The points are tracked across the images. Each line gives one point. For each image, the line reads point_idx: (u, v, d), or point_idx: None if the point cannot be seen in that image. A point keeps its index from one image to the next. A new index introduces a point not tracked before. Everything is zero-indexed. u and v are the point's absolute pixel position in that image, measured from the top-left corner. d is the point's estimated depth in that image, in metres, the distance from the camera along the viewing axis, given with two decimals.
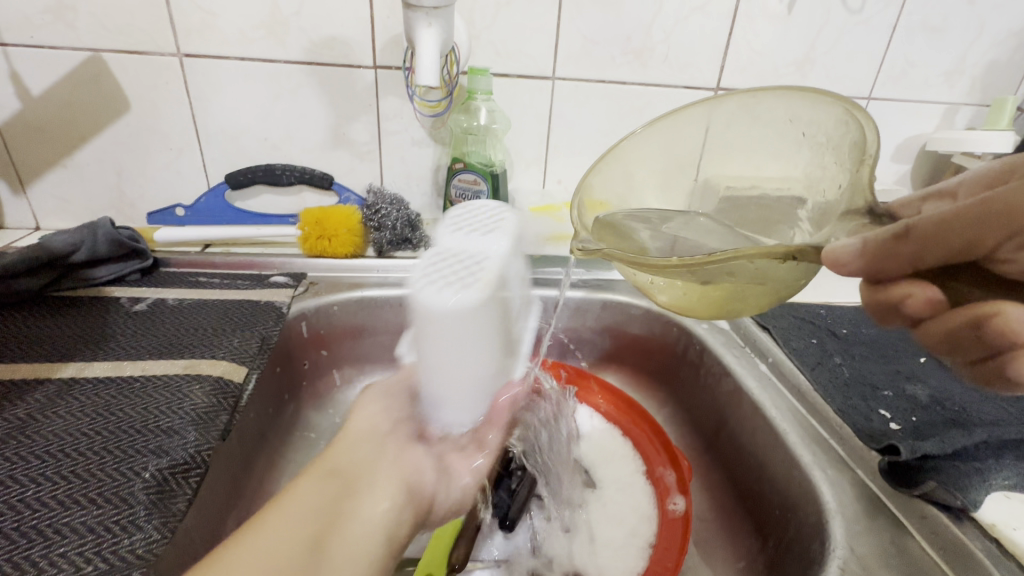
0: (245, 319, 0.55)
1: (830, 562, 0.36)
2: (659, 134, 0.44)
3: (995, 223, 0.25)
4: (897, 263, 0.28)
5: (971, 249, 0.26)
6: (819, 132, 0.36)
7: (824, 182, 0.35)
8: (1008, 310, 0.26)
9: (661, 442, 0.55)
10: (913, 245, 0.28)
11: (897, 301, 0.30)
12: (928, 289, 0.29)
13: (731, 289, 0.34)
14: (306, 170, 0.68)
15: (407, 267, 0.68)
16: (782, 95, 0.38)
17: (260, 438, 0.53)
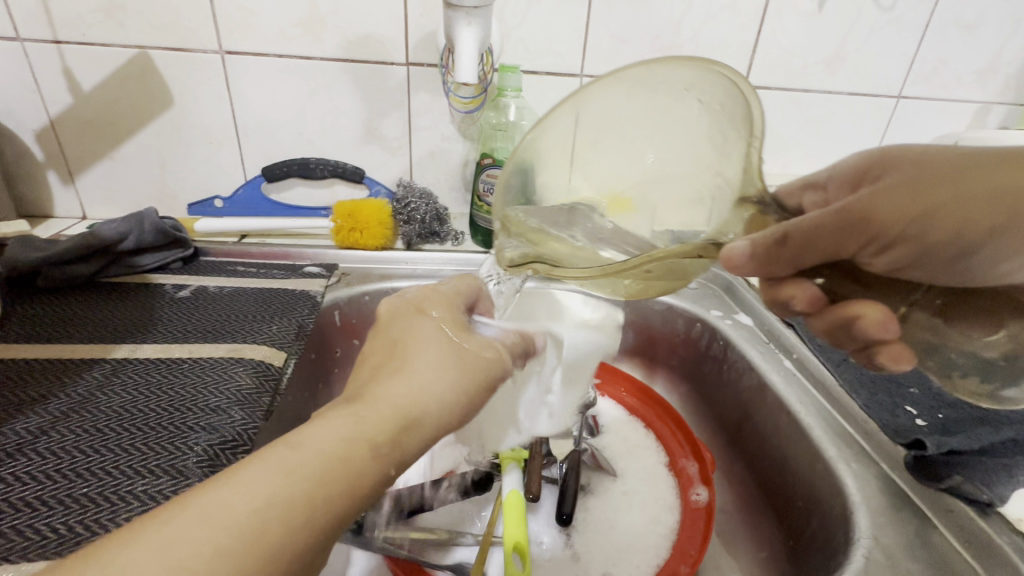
0: (282, 307, 0.58)
1: (855, 552, 0.37)
2: (556, 119, 0.37)
3: (852, 232, 0.31)
4: (779, 265, 0.32)
5: (839, 253, 0.31)
6: (710, 99, 0.33)
7: (724, 165, 0.34)
8: (872, 314, 0.33)
9: (683, 434, 0.56)
10: (793, 247, 0.31)
11: (786, 298, 0.35)
12: (804, 287, 0.34)
13: (644, 284, 0.38)
14: (340, 165, 0.70)
15: (435, 260, 0.70)
16: (668, 63, 0.33)
17: (296, 422, 0.56)
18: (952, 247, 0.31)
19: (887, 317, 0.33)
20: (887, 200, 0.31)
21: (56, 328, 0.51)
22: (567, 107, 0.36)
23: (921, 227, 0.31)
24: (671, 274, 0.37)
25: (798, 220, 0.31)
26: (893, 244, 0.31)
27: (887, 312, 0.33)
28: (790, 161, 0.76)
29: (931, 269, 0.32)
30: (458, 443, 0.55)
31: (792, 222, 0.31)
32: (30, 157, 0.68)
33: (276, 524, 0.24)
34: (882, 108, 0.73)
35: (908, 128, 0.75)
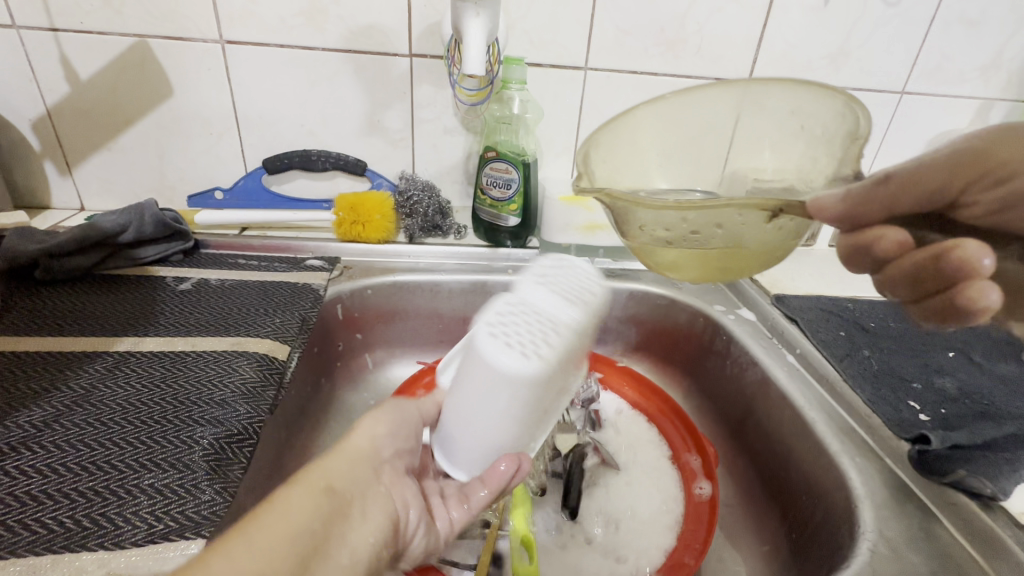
0: (284, 300, 0.57)
1: (860, 545, 0.37)
2: (646, 117, 0.41)
3: (971, 166, 0.25)
4: (874, 208, 0.26)
5: (947, 189, 0.26)
6: (817, 125, 0.36)
7: (813, 171, 0.36)
8: (968, 245, 0.25)
9: (685, 428, 0.57)
10: (896, 186, 0.26)
11: (867, 243, 0.27)
12: (898, 232, 0.27)
13: (711, 249, 0.31)
14: (342, 157, 0.69)
15: (438, 254, 0.69)
16: (787, 86, 0.37)
17: (300, 415, 0.55)
18: None
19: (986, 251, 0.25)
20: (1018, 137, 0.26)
21: (57, 321, 0.50)
22: (655, 107, 0.41)
23: None
24: (738, 240, 0.31)
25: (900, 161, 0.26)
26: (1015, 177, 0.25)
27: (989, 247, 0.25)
28: None
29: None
30: None
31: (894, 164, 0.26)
32: (26, 147, 0.67)
33: (238, 548, 0.24)
34: (885, 103, 0.73)
35: (911, 124, 0.75)
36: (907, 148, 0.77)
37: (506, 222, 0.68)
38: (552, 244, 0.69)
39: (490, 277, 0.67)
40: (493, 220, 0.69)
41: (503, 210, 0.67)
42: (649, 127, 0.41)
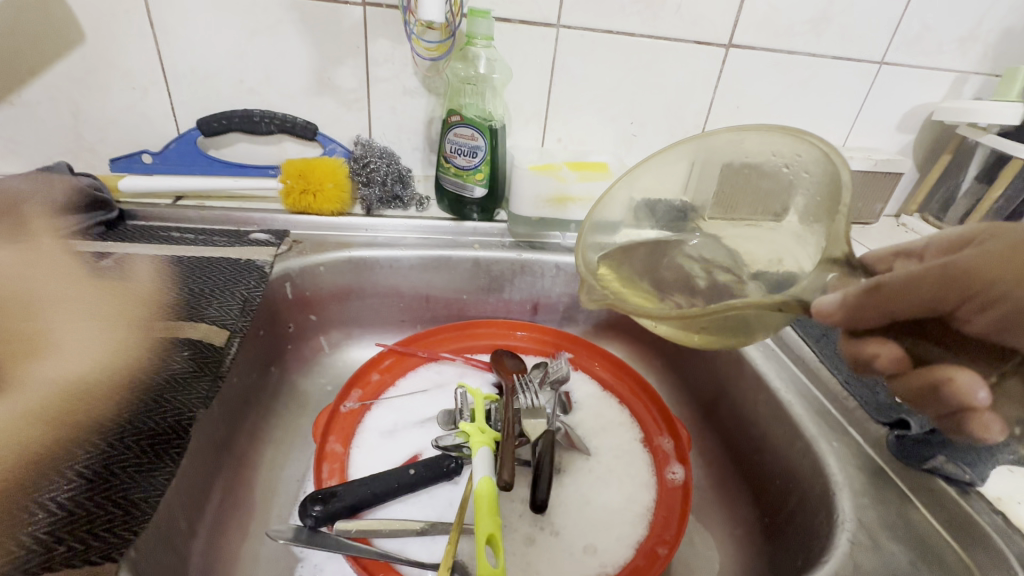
0: (224, 278, 0.52)
1: (838, 534, 0.35)
2: (640, 178, 0.46)
3: (962, 284, 0.25)
4: (873, 314, 0.28)
5: (941, 305, 0.26)
6: (801, 168, 0.38)
7: (808, 225, 0.37)
8: (965, 378, 0.28)
9: (657, 409, 0.55)
10: (887, 295, 0.27)
11: (866, 359, 0.30)
12: (892, 349, 0.29)
13: (727, 330, 0.34)
14: (287, 118, 0.62)
15: (398, 227, 0.65)
16: (764, 133, 0.39)
17: (246, 404, 0.50)
18: None
19: (977, 383, 0.28)
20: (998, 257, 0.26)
21: None
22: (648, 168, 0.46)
23: None
24: (750, 323, 0.33)
25: (891, 271, 0.27)
26: (1004, 301, 0.25)
27: (983, 376, 0.28)
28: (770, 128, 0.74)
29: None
30: (424, 424, 0.52)
31: (886, 274, 0.27)
32: None
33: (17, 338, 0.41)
34: (863, 74, 0.71)
35: (888, 97, 0.74)
36: (881, 122, 0.76)
37: (473, 193, 0.64)
38: (521, 218, 0.66)
39: (456, 252, 0.63)
40: (459, 191, 0.65)
41: (469, 180, 0.63)
42: (646, 185, 0.47)
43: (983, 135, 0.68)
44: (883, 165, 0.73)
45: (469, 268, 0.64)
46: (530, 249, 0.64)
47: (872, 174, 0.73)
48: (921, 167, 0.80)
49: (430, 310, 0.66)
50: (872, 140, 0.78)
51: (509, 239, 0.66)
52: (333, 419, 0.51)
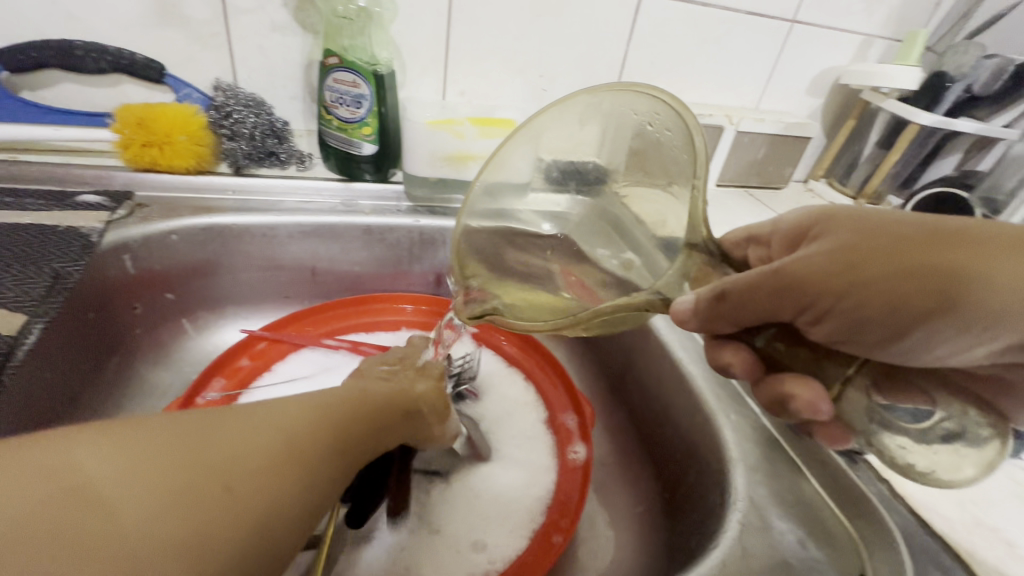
0: (29, 250, 0.41)
1: (729, 515, 0.33)
2: (513, 154, 0.41)
3: (793, 297, 0.27)
4: (723, 323, 0.28)
5: (776, 315, 0.27)
6: (659, 126, 0.33)
7: (676, 186, 0.32)
8: (802, 393, 0.28)
9: (564, 384, 0.51)
10: (733, 304, 0.27)
11: (723, 366, 0.31)
12: (743, 355, 0.30)
13: (609, 326, 0.32)
14: (122, 53, 0.51)
15: (275, 187, 0.56)
16: (618, 92, 0.35)
17: (67, 403, 0.42)
18: (884, 324, 0.26)
19: (819, 400, 0.27)
20: (822, 267, 0.27)
21: None
22: (517, 142, 0.41)
23: (858, 303, 0.26)
24: (627, 319, 0.31)
25: (732, 278, 0.27)
26: (835, 312, 0.26)
27: (821, 392, 0.27)
28: (684, 87, 0.71)
29: (881, 348, 0.27)
30: None
31: (728, 279, 0.27)
32: None
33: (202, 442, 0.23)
34: (776, 33, 0.69)
35: (798, 59, 0.72)
36: (793, 85, 0.75)
37: (360, 150, 0.56)
38: (417, 179, 0.58)
39: (342, 219, 0.55)
40: (344, 147, 0.56)
41: (354, 134, 0.55)
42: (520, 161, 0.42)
43: (884, 100, 0.68)
44: (793, 129, 0.72)
45: (359, 236, 0.57)
46: (428, 215, 0.58)
47: (782, 138, 0.72)
48: (828, 132, 0.81)
49: (317, 285, 0.59)
50: (784, 104, 0.77)
51: (406, 204, 0.59)
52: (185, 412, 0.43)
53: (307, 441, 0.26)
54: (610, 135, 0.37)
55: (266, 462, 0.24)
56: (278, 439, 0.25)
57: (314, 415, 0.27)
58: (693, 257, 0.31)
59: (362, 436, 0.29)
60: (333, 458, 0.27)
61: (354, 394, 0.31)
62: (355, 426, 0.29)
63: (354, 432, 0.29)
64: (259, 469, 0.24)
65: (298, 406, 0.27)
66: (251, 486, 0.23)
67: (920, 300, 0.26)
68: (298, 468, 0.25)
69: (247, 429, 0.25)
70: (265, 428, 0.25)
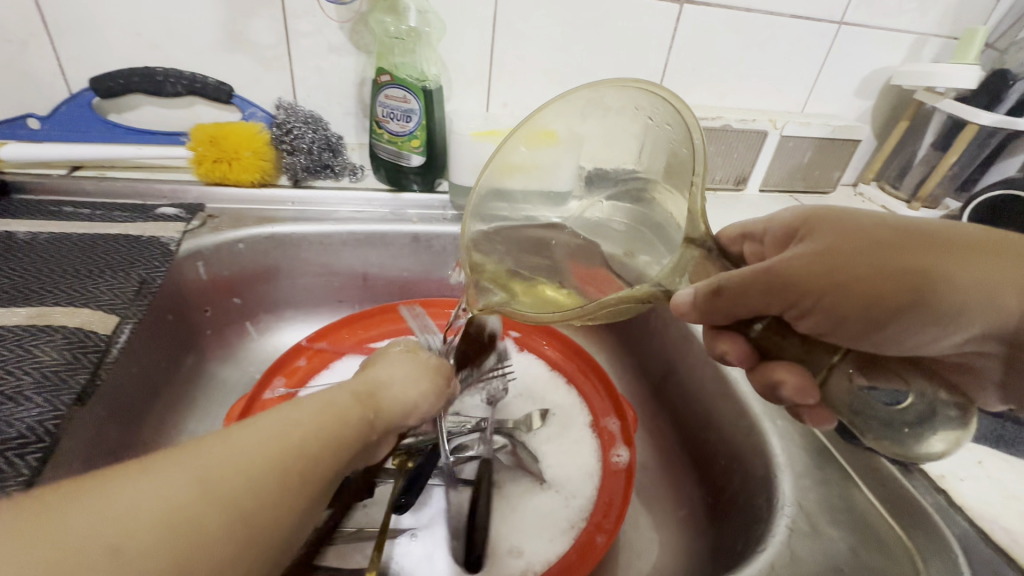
0: (118, 258, 0.46)
1: (777, 520, 0.33)
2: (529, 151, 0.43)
3: (785, 293, 0.26)
4: (719, 317, 0.28)
5: (769, 310, 0.27)
6: (656, 117, 0.33)
7: (677, 174, 0.32)
8: (789, 380, 0.28)
9: (605, 388, 0.52)
10: (727, 300, 0.27)
11: (718, 353, 0.31)
12: (736, 344, 0.30)
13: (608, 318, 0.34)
14: (196, 78, 0.56)
15: (330, 199, 0.60)
16: (620, 86, 0.34)
17: (148, 397, 0.46)
18: (871, 319, 0.26)
19: (807, 384, 0.28)
20: (810, 264, 0.27)
21: None
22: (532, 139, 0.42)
23: (845, 297, 0.26)
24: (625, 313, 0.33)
25: (727, 274, 0.27)
26: (824, 309, 0.26)
27: (809, 378, 0.27)
28: (726, 92, 0.71)
29: (866, 339, 0.27)
30: None
31: (723, 275, 0.27)
32: None
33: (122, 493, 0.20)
34: (822, 36, 0.68)
35: (845, 61, 0.71)
36: (841, 87, 0.73)
37: (409, 162, 0.59)
38: (462, 189, 0.61)
39: (392, 227, 0.58)
40: (394, 159, 0.59)
41: (404, 147, 0.58)
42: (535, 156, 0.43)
43: (940, 100, 0.66)
44: (841, 132, 0.70)
45: (407, 244, 0.59)
46: None
47: (830, 141, 0.70)
48: (878, 134, 0.78)
49: (367, 291, 0.61)
50: (831, 107, 0.75)
51: (451, 212, 0.61)
52: (250, 408, 0.47)
53: (238, 481, 0.22)
54: (613, 128, 0.38)
55: (179, 518, 0.20)
56: (219, 479, 0.22)
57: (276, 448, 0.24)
58: (690, 249, 0.31)
59: (320, 452, 0.25)
60: (275, 492, 0.23)
61: (305, 403, 0.26)
62: (308, 441, 0.25)
63: (303, 455, 0.24)
64: (169, 529, 0.20)
65: (254, 436, 0.24)
66: (159, 552, 0.19)
67: (901, 293, 0.26)
68: (224, 515, 0.21)
69: (187, 470, 0.21)
70: (180, 474, 0.21)
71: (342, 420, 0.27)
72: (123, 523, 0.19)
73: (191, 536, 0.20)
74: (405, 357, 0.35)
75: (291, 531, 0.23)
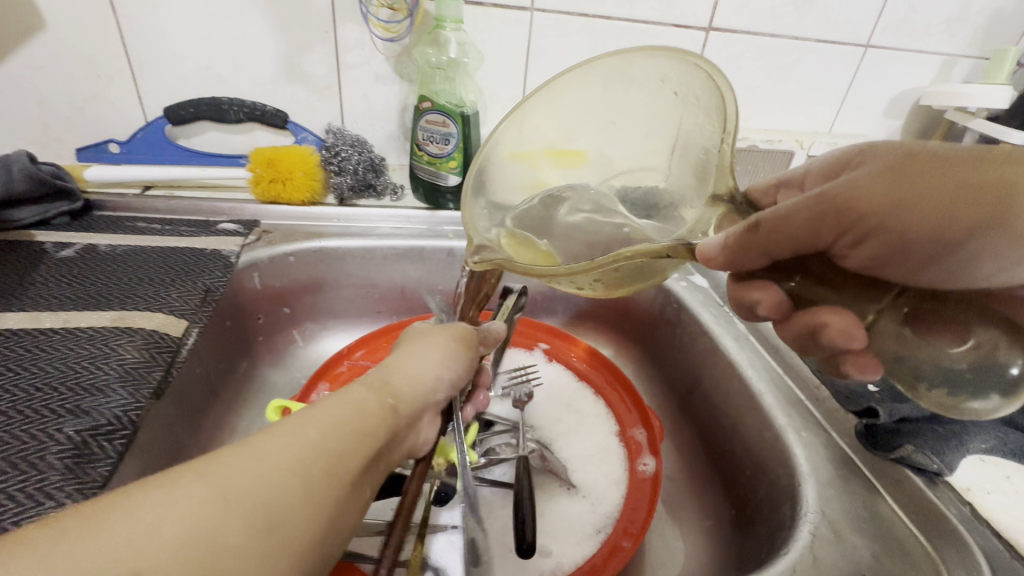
0: (186, 269, 0.50)
1: (800, 526, 0.34)
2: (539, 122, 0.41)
3: (837, 219, 0.27)
4: (758, 253, 0.28)
5: (818, 240, 0.27)
6: (686, 91, 0.35)
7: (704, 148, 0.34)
8: (835, 323, 0.28)
9: (633, 400, 0.54)
10: (773, 232, 0.27)
11: (749, 304, 0.31)
12: (773, 292, 0.30)
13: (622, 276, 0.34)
14: (256, 106, 0.61)
15: (372, 217, 0.64)
16: (648, 56, 0.35)
17: (207, 396, 0.50)
18: (926, 247, 0.27)
19: (853, 324, 0.28)
20: (861, 192, 0.27)
21: None
22: (544, 98, 0.40)
23: (900, 222, 0.27)
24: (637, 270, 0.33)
25: (771, 209, 0.27)
26: (876, 233, 0.27)
27: (855, 318, 0.28)
28: (752, 114, 0.72)
29: (922, 270, 0.28)
30: None
31: (764, 211, 0.27)
32: None
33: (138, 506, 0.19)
34: (848, 59, 0.69)
35: (873, 83, 0.72)
36: (869, 107, 0.74)
37: (446, 181, 0.63)
38: None
39: (430, 243, 0.62)
40: (432, 179, 0.63)
41: (442, 168, 0.62)
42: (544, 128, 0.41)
43: (970, 120, 0.66)
44: None
45: (443, 259, 0.63)
46: None
47: None
48: None
49: (405, 303, 0.65)
50: (859, 127, 0.76)
51: None
52: None
53: (262, 491, 0.21)
54: (631, 104, 0.38)
55: (205, 532, 0.20)
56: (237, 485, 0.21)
57: (295, 452, 0.23)
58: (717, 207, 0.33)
59: (341, 448, 0.25)
60: (298, 497, 0.22)
61: (323, 404, 0.26)
62: (329, 440, 0.24)
63: (326, 455, 0.24)
64: (195, 542, 0.19)
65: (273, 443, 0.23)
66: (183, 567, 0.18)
67: (968, 216, 0.27)
68: (248, 524, 0.20)
69: (204, 481, 0.21)
70: (204, 485, 0.21)
71: (360, 418, 0.27)
72: (148, 536, 0.19)
73: (218, 552, 0.19)
74: (434, 338, 0.36)
75: (323, 534, 0.23)
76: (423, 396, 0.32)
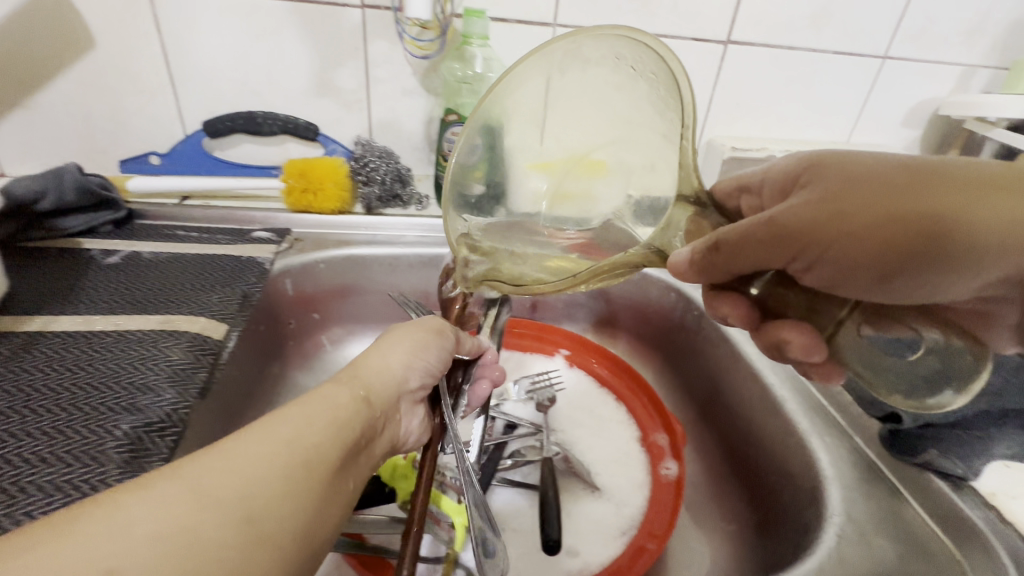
0: (225, 275, 0.53)
1: (826, 528, 0.35)
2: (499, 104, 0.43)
3: (793, 243, 0.28)
4: (723, 272, 0.29)
5: (769, 262, 0.28)
6: (640, 67, 0.36)
7: (665, 124, 0.36)
8: (793, 338, 0.31)
9: (655, 406, 0.54)
10: (733, 250, 0.28)
11: (722, 316, 0.35)
12: (737, 306, 0.33)
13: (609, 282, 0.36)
14: (289, 119, 0.64)
15: (399, 225, 0.65)
16: (598, 35, 0.37)
17: (242, 397, 0.52)
18: (874, 270, 0.28)
19: (814, 338, 0.30)
20: (808, 214, 0.28)
21: None
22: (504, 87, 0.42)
23: (848, 247, 0.28)
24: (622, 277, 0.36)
25: (726, 229, 0.28)
26: (825, 260, 0.28)
27: (811, 333, 0.30)
28: (771, 124, 0.73)
29: (875, 288, 0.28)
30: None
31: (722, 231, 0.29)
32: None
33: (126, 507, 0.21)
34: (866, 69, 0.70)
35: (891, 93, 0.73)
36: (887, 117, 0.75)
37: None
38: None
39: None
40: None
41: None
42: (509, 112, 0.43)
43: (990, 129, 0.66)
44: None
45: None
46: None
47: None
48: None
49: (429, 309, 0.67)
50: (877, 136, 0.77)
51: None
52: None
53: (243, 490, 0.23)
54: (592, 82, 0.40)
55: (182, 527, 0.21)
56: (219, 488, 0.23)
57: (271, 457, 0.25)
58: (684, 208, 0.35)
59: (314, 448, 0.27)
60: (276, 494, 0.24)
61: (298, 409, 0.28)
62: (302, 443, 0.27)
63: (300, 455, 0.26)
64: (182, 539, 0.21)
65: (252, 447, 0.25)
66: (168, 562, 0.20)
67: (916, 240, 0.28)
68: (227, 521, 0.22)
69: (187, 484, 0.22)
70: (185, 487, 0.22)
71: (332, 421, 0.29)
72: (134, 535, 0.20)
73: (200, 546, 0.21)
74: (404, 332, 0.38)
75: (303, 529, 0.25)
76: (394, 388, 0.35)
